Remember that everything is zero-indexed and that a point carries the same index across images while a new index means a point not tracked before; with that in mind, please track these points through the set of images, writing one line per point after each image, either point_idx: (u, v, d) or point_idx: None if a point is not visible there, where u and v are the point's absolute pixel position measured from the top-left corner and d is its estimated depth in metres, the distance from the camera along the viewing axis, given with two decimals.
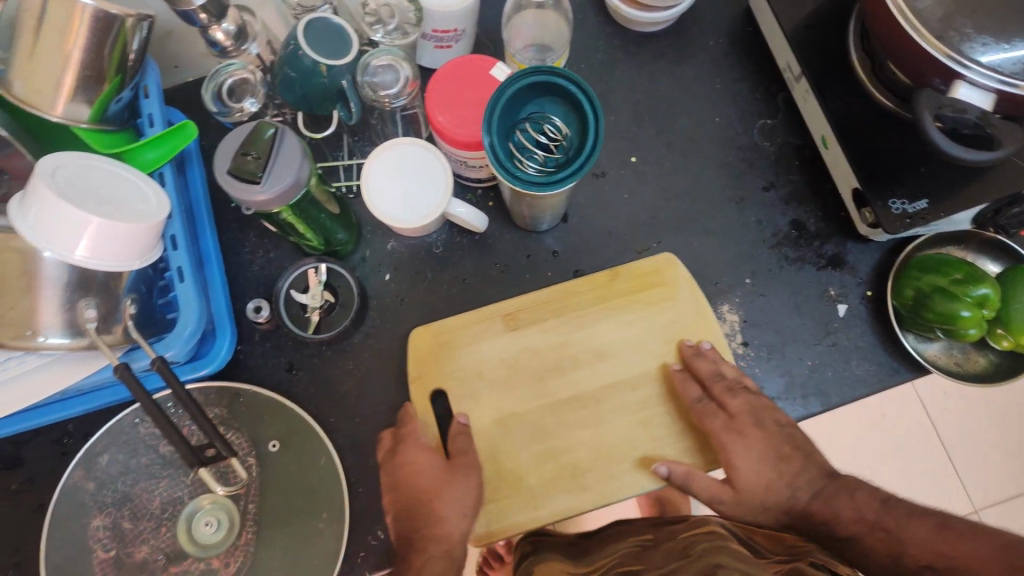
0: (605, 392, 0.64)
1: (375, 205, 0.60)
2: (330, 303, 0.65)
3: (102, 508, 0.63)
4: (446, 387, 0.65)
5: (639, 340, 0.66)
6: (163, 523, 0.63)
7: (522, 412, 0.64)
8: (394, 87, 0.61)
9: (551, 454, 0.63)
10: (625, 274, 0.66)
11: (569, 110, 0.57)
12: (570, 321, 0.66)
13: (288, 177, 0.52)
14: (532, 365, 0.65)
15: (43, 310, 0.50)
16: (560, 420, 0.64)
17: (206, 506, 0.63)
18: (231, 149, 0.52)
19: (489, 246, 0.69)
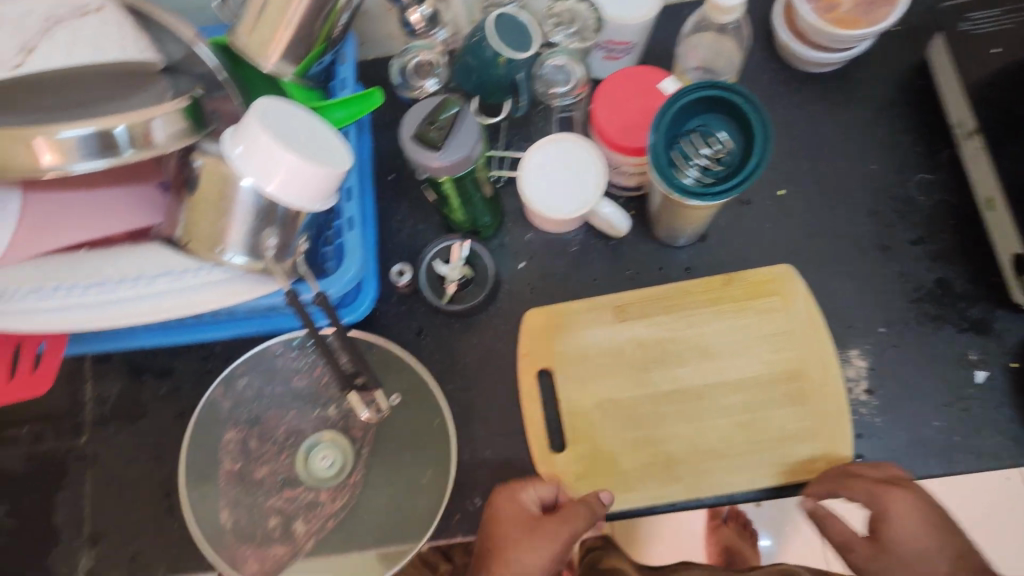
0: (707, 391, 0.66)
1: (528, 193, 0.64)
2: (467, 278, 0.69)
3: (237, 424, 0.68)
4: (553, 368, 0.68)
5: (743, 347, 0.67)
6: (284, 448, 0.68)
7: (623, 398, 0.66)
8: (566, 86, 0.66)
9: (647, 443, 0.65)
10: (741, 280, 0.68)
11: (735, 125, 0.59)
12: (680, 318, 0.68)
13: (463, 150, 0.56)
14: (638, 355, 0.67)
15: (231, 230, 0.56)
16: (660, 410, 0.66)
17: (325, 441, 0.68)
18: (418, 118, 0.57)
19: (624, 252, 0.72)
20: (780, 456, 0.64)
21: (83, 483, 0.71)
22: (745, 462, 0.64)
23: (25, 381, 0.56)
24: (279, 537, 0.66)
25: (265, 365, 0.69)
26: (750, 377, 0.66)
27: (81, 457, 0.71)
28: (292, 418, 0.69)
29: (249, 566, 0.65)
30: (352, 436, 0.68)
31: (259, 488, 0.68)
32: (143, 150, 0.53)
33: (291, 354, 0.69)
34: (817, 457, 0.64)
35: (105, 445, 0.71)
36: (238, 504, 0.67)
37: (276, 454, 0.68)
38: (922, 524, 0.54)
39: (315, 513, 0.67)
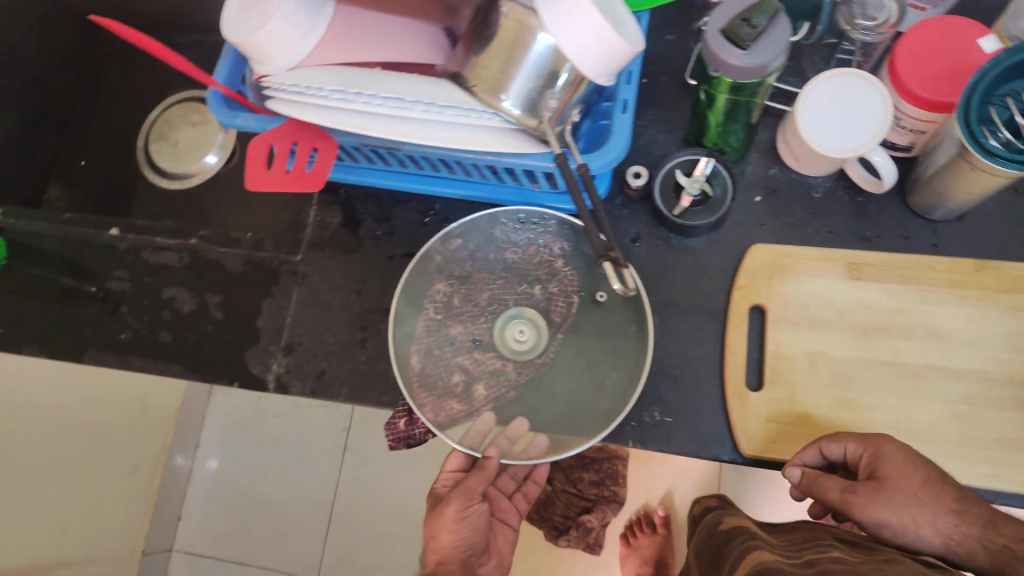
0: (927, 372, 0.63)
1: (802, 121, 0.62)
2: (701, 197, 0.68)
3: (448, 278, 0.71)
4: (767, 306, 0.66)
5: (973, 339, 0.63)
6: (484, 316, 0.72)
7: (835, 355, 0.64)
8: (872, 22, 0.60)
9: (848, 405, 0.63)
10: (994, 271, 0.64)
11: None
12: (917, 292, 0.64)
13: (762, 61, 0.53)
14: (863, 317, 0.64)
15: (517, 80, 0.56)
16: (870, 377, 0.63)
17: (526, 315, 0.71)
18: (733, 12, 0.54)
19: (868, 212, 0.68)
20: (997, 460, 0.60)
21: (291, 293, 0.76)
22: (955, 454, 0.60)
23: (290, 177, 0.58)
24: (460, 394, 0.68)
25: (483, 232, 0.71)
26: (978, 370, 0.62)
27: (293, 270, 0.76)
28: (497, 288, 0.72)
29: (427, 412, 0.66)
30: (550, 319, 0.71)
31: (449, 342, 0.70)
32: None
33: (513, 227, 0.71)
34: None
35: (317, 266, 0.76)
36: (429, 354, 0.69)
37: (474, 318, 0.71)
38: (918, 472, 0.54)
39: (499, 380, 0.69)
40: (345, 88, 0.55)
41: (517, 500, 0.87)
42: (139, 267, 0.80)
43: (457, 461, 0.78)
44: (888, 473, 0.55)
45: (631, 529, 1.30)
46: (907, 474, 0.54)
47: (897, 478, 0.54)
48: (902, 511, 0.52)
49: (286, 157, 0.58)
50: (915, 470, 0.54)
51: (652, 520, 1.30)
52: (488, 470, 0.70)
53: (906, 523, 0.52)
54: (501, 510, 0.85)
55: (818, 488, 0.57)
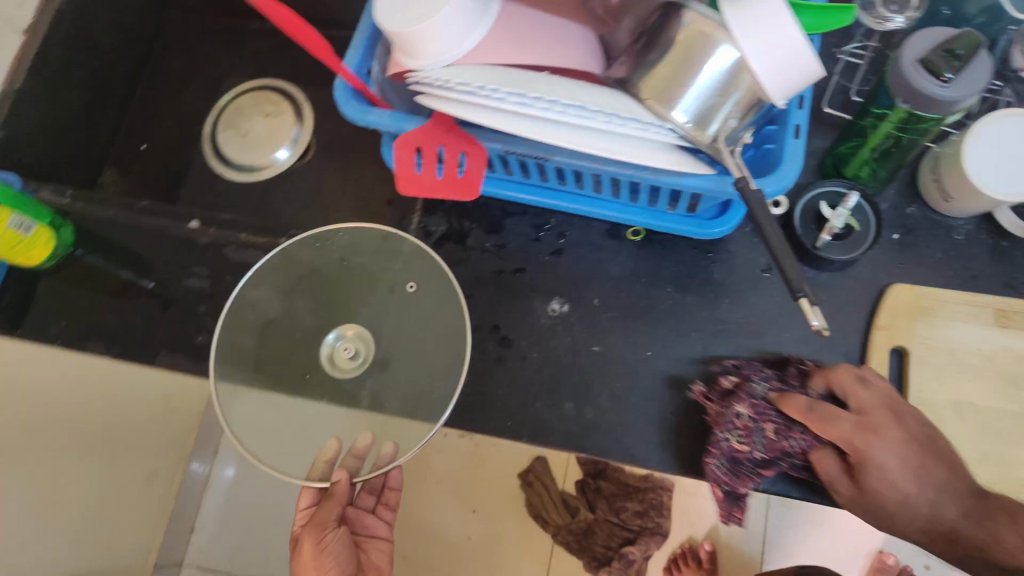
0: None
1: (977, 135, 0.59)
2: (844, 232, 0.65)
3: (753, 400, 0.60)
4: (910, 350, 0.63)
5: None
6: (789, 434, 0.58)
7: (982, 406, 0.61)
8: None
9: (996, 459, 0.60)
10: None
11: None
12: None
13: (960, 95, 0.51)
14: (1012, 367, 0.62)
15: (691, 90, 0.53)
16: (1020, 430, 0.60)
17: (348, 334, 0.71)
18: (931, 43, 0.52)
19: (1013, 258, 0.65)
20: None
21: (390, 303, 0.71)
22: None
23: (444, 182, 0.58)
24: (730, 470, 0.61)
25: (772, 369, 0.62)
26: None
27: (393, 280, 0.72)
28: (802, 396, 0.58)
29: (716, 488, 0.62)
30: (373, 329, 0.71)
31: (737, 462, 0.60)
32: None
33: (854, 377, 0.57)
34: None
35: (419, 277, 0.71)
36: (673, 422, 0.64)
37: (780, 439, 0.58)
38: (922, 482, 0.53)
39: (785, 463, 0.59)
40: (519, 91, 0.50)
41: (383, 512, 0.80)
42: (222, 264, 0.76)
43: (310, 498, 0.75)
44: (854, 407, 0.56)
45: (674, 564, 1.08)
46: (900, 450, 0.53)
47: (903, 468, 0.53)
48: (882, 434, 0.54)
49: (435, 160, 0.57)
50: (901, 459, 0.53)
51: (696, 554, 1.07)
52: (339, 495, 0.66)
53: (889, 453, 0.53)
54: (366, 528, 0.77)
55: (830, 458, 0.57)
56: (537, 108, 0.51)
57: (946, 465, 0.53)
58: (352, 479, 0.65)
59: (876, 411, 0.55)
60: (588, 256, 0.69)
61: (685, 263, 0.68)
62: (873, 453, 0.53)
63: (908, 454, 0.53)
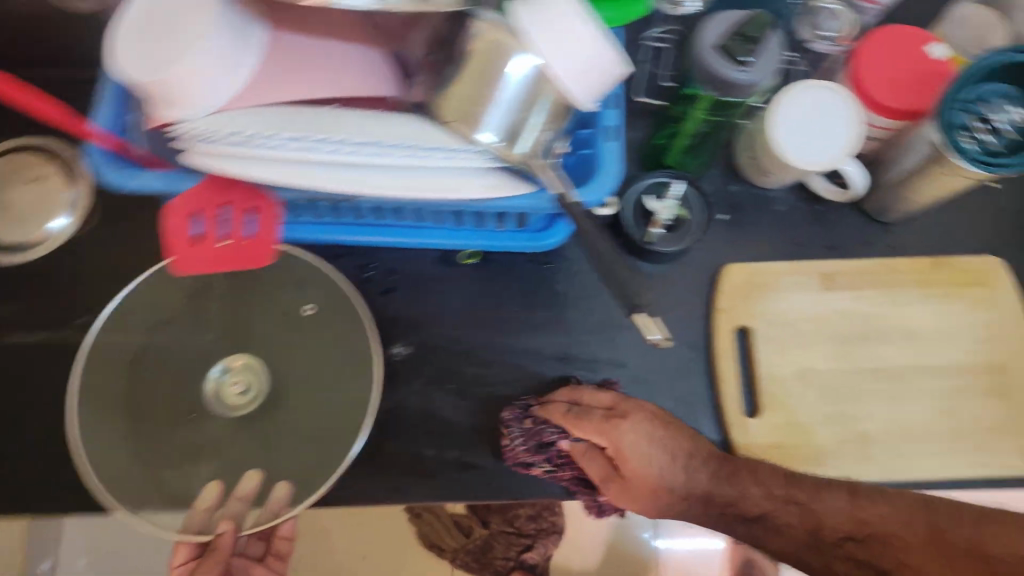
0: (912, 373, 0.63)
1: (792, 91, 0.59)
2: (674, 222, 0.64)
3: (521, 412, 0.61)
4: (752, 327, 0.64)
5: (950, 331, 0.63)
6: (546, 421, 0.60)
7: (821, 370, 0.63)
8: (833, 32, 0.61)
9: (842, 418, 0.62)
10: (947, 267, 0.65)
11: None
12: (887, 298, 0.64)
13: (763, 75, 0.50)
14: (843, 328, 0.64)
15: (493, 104, 0.48)
16: (858, 387, 0.63)
17: (235, 367, 0.61)
18: (719, 30, 0.51)
19: (830, 222, 0.67)
20: (989, 444, 0.61)
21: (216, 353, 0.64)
22: (946, 454, 0.61)
23: (223, 254, 0.50)
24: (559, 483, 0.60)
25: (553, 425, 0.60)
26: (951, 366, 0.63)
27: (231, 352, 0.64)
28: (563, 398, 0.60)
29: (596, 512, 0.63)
30: (264, 358, 0.62)
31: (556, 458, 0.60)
32: (410, 4, 0.46)
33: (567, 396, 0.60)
34: (1014, 454, 0.61)
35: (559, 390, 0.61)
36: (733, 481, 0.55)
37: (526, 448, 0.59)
38: (682, 469, 0.56)
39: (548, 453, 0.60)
40: (304, 133, 0.43)
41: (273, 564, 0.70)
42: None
43: (187, 553, 0.62)
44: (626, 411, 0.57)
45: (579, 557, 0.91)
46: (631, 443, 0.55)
47: (639, 456, 0.55)
48: (635, 468, 0.56)
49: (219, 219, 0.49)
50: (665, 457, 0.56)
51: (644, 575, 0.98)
52: (223, 551, 0.56)
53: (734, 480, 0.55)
54: None
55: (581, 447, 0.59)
56: (417, 154, 0.45)
57: (716, 458, 0.56)
58: (240, 531, 0.57)
59: (619, 403, 0.58)
60: (415, 287, 0.64)
61: (523, 281, 0.65)
62: (615, 445, 0.56)
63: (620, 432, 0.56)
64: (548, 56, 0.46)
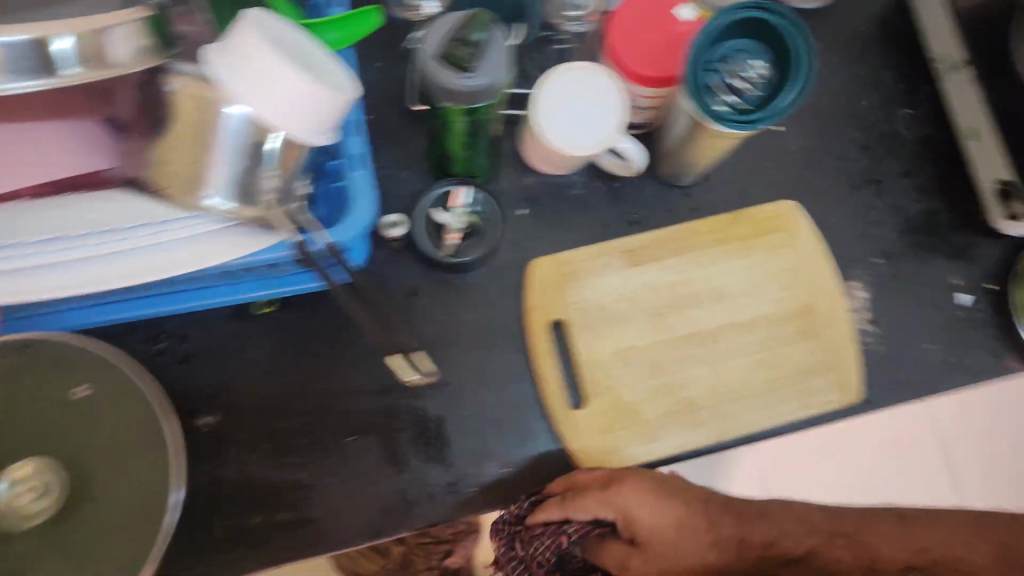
0: (724, 331, 0.64)
1: (553, 78, 0.59)
2: (470, 228, 0.63)
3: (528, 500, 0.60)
4: (568, 318, 0.63)
5: (756, 282, 0.65)
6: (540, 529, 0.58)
7: (640, 346, 0.63)
8: (580, 11, 0.63)
9: (667, 389, 0.63)
10: (746, 219, 0.66)
11: (788, 69, 0.53)
12: (692, 261, 0.65)
13: (494, 75, 0.49)
14: (653, 300, 0.64)
15: (217, 167, 0.46)
16: (677, 354, 0.64)
17: (24, 474, 0.51)
18: (442, 37, 0.49)
19: (627, 195, 0.68)
20: (807, 382, 0.64)
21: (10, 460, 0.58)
22: (767, 402, 0.63)
23: None
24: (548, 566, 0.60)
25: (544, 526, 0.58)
26: (761, 315, 0.65)
27: None
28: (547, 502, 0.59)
29: None
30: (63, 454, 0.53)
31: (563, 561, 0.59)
32: (98, 71, 0.40)
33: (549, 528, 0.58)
34: (830, 388, 0.64)
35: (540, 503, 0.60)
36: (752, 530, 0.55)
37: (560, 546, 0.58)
38: (700, 539, 0.55)
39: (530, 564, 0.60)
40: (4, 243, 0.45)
41: None
42: None
43: None
44: (639, 523, 0.56)
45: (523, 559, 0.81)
46: (653, 548, 0.55)
47: (656, 529, 0.56)
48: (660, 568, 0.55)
49: None
50: (664, 515, 0.56)
51: None
52: None
53: (789, 530, 0.55)
54: None
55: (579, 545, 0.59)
56: (90, 244, 0.46)
57: (734, 513, 0.56)
58: None
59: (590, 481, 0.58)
60: (222, 348, 0.62)
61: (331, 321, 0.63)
62: (635, 515, 0.56)
63: (619, 514, 0.56)
64: (259, 103, 0.43)
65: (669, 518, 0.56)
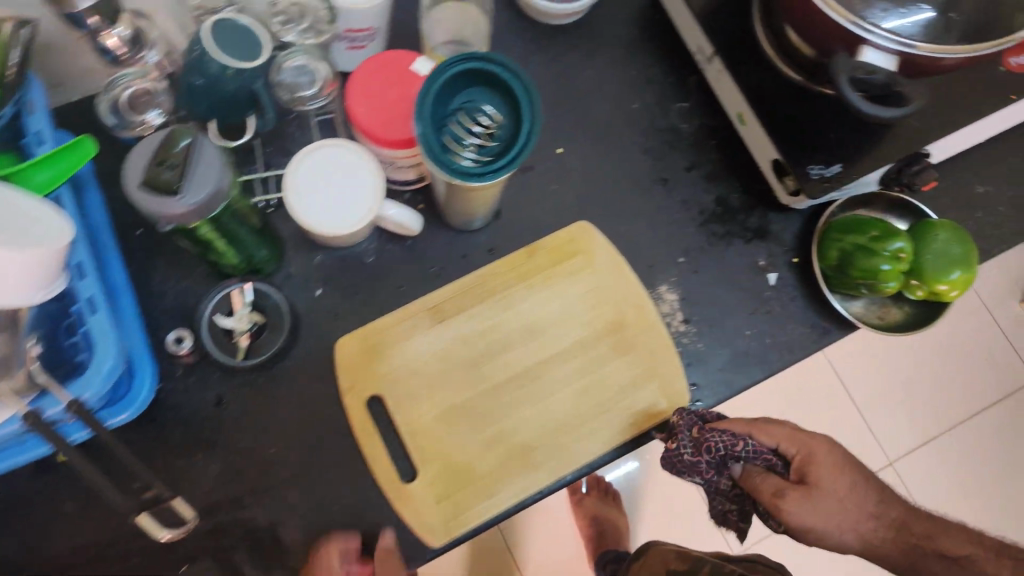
0: (542, 367, 0.63)
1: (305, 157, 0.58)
2: (259, 325, 0.62)
3: (694, 427, 0.60)
4: (382, 392, 0.62)
5: (565, 311, 0.64)
6: (738, 445, 0.58)
7: (460, 403, 0.62)
8: (311, 88, 0.59)
9: (496, 440, 0.61)
10: (543, 249, 0.64)
11: (510, 103, 0.54)
12: (496, 304, 0.63)
13: (210, 187, 0.48)
14: (464, 353, 0.62)
15: None
16: (499, 402, 0.62)
17: None
18: (142, 162, 0.47)
19: (422, 251, 0.67)
20: (634, 399, 0.63)
21: None
22: (599, 429, 0.62)
23: None
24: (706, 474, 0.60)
25: (733, 442, 0.58)
26: (576, 341, 0.64)
27: None
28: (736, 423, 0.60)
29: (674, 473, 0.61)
30: None
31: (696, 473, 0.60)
32: None
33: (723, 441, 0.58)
34: (657, 398, 0.63)
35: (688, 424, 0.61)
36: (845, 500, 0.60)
37: (733, 452, 0.58)
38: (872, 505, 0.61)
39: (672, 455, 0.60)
40: None
41: None
42: None
43: None
44: (817, 475, 0.59)
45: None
46: (832, 491, 0.59)
47: (842, 491, 0.59)
48: (824, 517, 0.57)
49: None
50: (844, 483, 0.59)
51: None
52: None
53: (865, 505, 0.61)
54: None
55: (751, 482, 0.59)
56: None
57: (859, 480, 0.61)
58: None
59: (802, 444, 0.60)
60: (25, 506, 0.59)
61: (139, 449, 0.61)
62: (823, 480, 0.58)
63: (821, 473, 0.59)
64: None
65: (822, 481, 0.58)
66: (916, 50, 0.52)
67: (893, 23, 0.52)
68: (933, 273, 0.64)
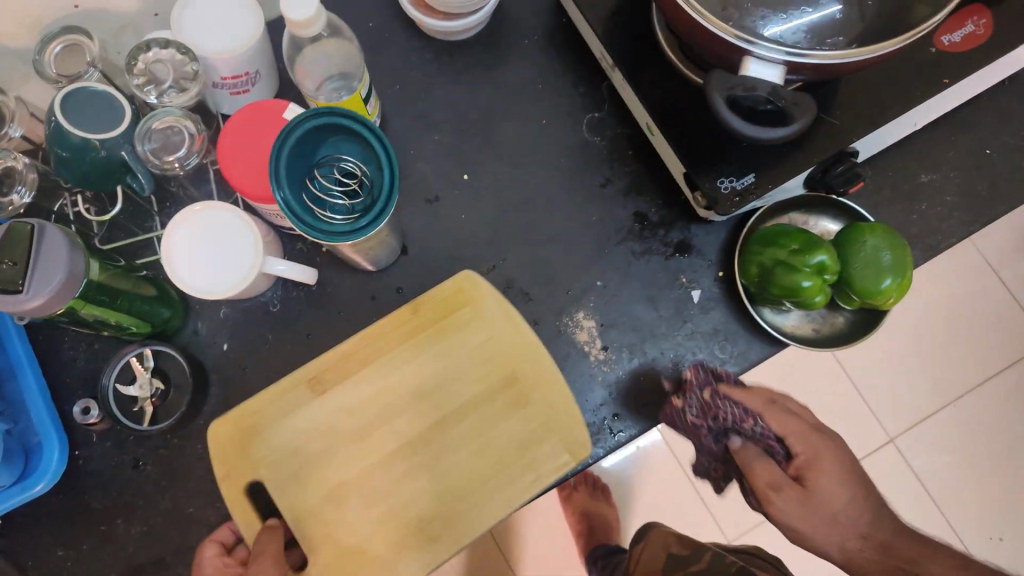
0: (433, 431, 0.57)
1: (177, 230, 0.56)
2: (162, 389, 0.62)
3: (690, 388, 0.61)
4: (260, 476, 0.56)
5: (458, 366, 0.58)
6: (746, 419, 0.56)
7: (347, 480, 0.56)
8: (181, 148, 0.57)
9: (388, 514, 0.55)
10: (428, 302, 0.58)
11: (370, 149, 0.51)
12: (379, 368, 0.58)
13: (58, 276, 0.47)
14: (347, 425, 0.57)
15: None
16: (390, 472, 0.56)
17: None
18: None
19: (328, 296, 0.66)
20: (541, 455, 0.56)
21: None
22: (502, 491, 0.56)
23: None
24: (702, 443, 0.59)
25: (737, 412, 0.57)
26: (470, 399, 0.58)
27: None
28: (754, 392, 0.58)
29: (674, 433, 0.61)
30: None
31: (695, 437, 0.60)
32: None
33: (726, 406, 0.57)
34: (559, 450, 0.57)
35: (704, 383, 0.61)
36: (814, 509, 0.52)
37: (735, 421, 0.57)
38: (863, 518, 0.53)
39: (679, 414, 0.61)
40: None
41: None
42: None
43: None
44: (814, 480, 0.53)
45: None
46: (830, 496, 0.52)
47: (841, 498, 0.52)
48: (815, 526, 0.51)
49: None
50: (840, 490, 0.52)
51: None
52: None
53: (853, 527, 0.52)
54: None
55: (747, 465, 0.54)
56: None
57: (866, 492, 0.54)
58: None
59: (808, 443, 0.54)
60: None
61: (60, 518, 0.62)
62: (818, 484, 0.52)
63: (819, 465, 0.53)
64: None
65: (814, 486, 0.52)
66: (805, 59, 0.45)
67: (774, 32, 0.49)
68: (861, 284, 0.59)
